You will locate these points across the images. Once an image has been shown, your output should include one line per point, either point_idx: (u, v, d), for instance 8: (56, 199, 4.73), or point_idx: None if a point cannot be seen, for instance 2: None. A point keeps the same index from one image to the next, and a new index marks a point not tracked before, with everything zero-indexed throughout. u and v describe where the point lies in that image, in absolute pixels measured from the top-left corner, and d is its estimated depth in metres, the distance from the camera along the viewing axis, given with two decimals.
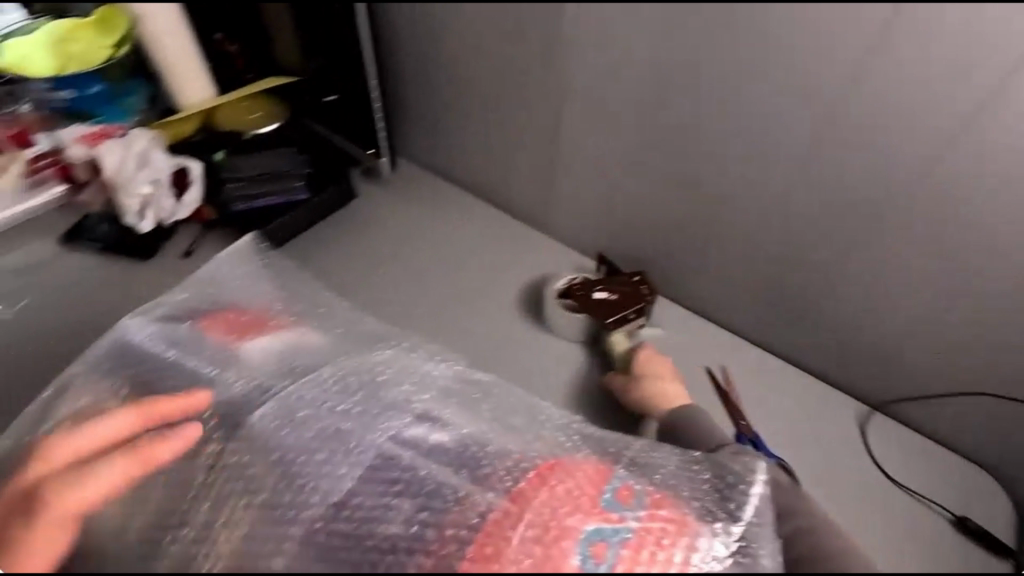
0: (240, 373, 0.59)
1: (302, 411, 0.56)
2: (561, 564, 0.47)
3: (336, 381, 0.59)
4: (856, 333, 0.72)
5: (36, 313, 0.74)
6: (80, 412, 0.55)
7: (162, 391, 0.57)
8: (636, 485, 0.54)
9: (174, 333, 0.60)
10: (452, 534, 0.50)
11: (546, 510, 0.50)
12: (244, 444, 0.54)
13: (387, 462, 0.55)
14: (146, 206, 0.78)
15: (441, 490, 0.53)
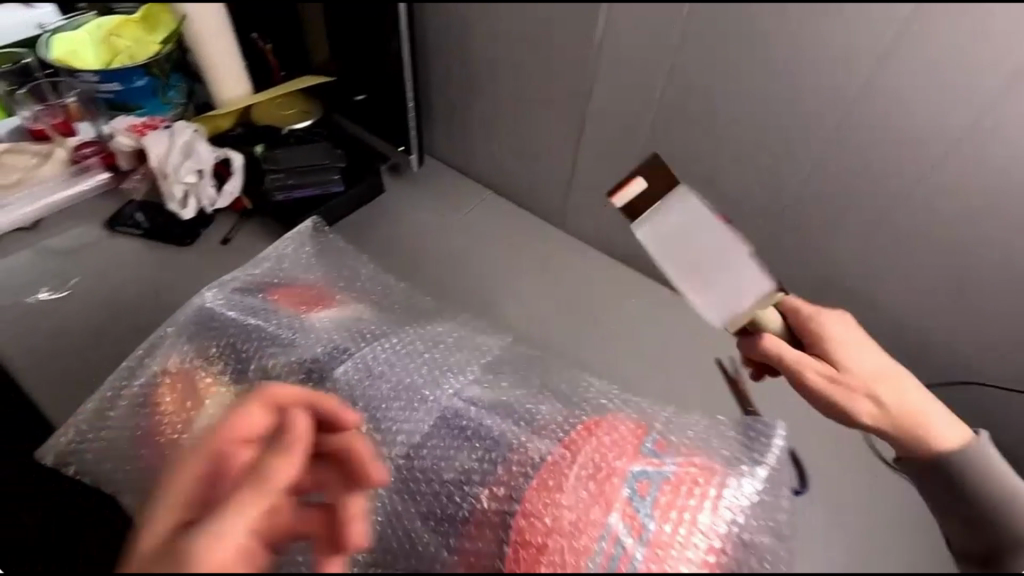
0: (314, 336, 0.61)
1: (344, 385, 0.58)
2: (613, 498, 0.47)
3: (404, 347, 0.62)
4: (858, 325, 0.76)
5: (84, 293, 0.78)
6: (173, 369, 0.59)
7: (246, 351, 0.60)
8: (672, 439, 0.52)
9: (248, 302, 0.63)
10: (518, 469, 0.52)
11: (597, 455, 0.50)
12: (331, 395, 0.57)
13: (455, 416, 0.57)
14: (190, 194, 0.83)
15: (504, 437, 0.54)
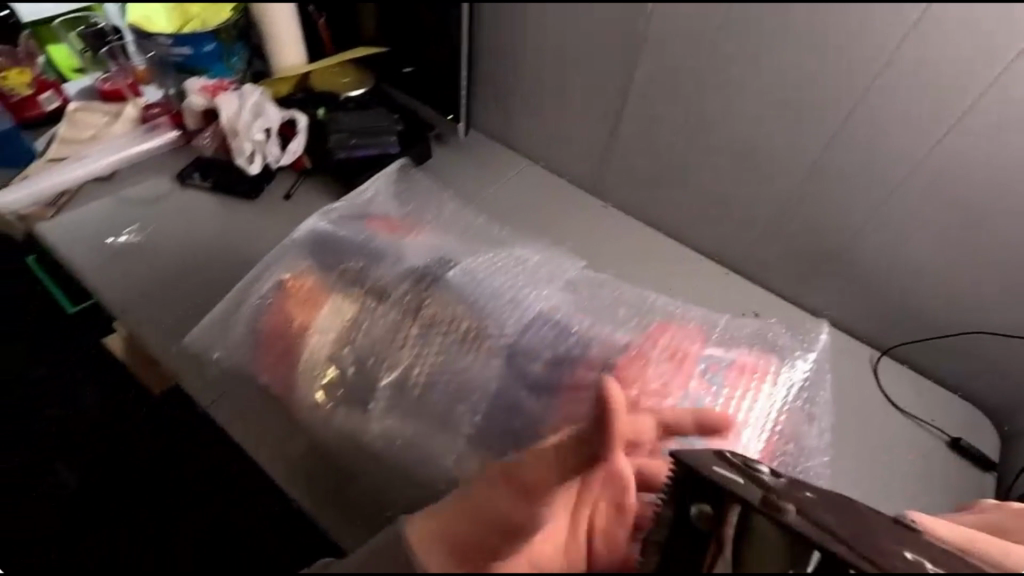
0: (411, 253, 0.70)
1: (443, 292, 0.67)
2: (687, 375, 0.65)
3: (487, 266, 0.71)
4: (874, 284, 0.81)
5: (157, 240, 0.84)
6: (294, 280, 0.68)
7: (357, 265, 0.69)
8: (718, 363, 0.68)
9: (351, 226, 0.72)
10: (600, 357, 0.66)
11: (664, 349, 0.67)
12: (440, 301, 0.66)
13: (542, 322, 0.67)
14: (256, 150, 0.90)
15: (584, 341, 0.67)
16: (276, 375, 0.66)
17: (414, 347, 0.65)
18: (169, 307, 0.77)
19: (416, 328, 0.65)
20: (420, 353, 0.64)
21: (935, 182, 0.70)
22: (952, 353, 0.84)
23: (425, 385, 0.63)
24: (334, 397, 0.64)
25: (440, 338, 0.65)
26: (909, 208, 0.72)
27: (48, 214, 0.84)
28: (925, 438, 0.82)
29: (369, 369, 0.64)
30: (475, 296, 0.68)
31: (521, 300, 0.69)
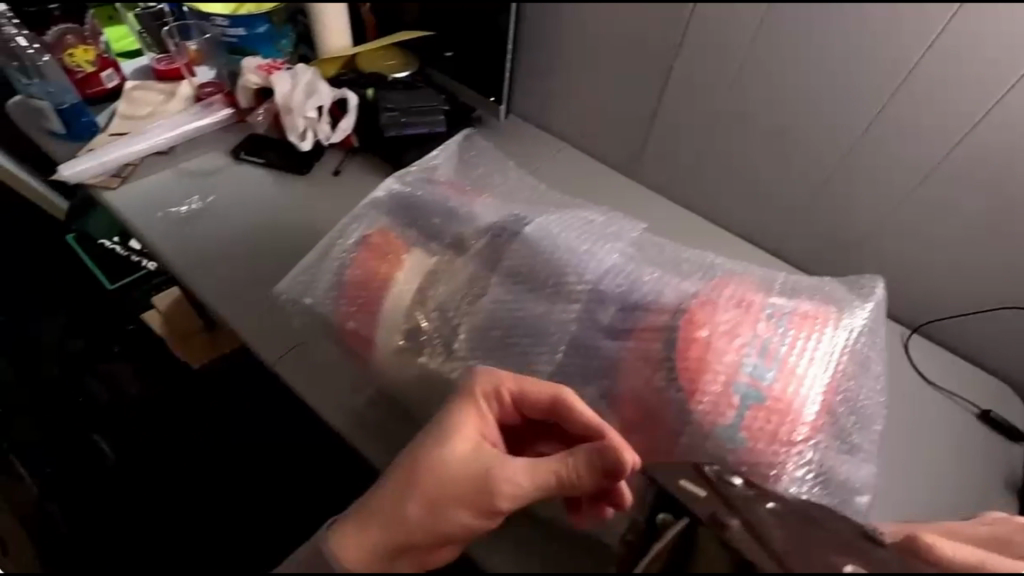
0: (483, 211, 0.55)
1: (521, 246, 0.52)
2: (792, 355, 0.45)
3: (565, 221, 0.55)
4: (916, 266, 0.81)
5: (212, 211, 0.87)
6: (358, 248, 0.53)
7: (423, 228, 0.54)
8: (793, 307, 0.49)
9: (420, 190, 0.56)
10: (663, 327, 0.47)
11: (754, 313, 0.46)
12: (521, 264, 0.51)
13: (631, 295, 0.50)
14: (308, 128, 0.93)
15: (656, 302, 0.49)
16: (354, 348, 0.55)
17: (485, 322, 0.51)
18: (222, 272, 0.80)
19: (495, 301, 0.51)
20: (497, 318, 0.50)
21: (978, 161, 0.69)
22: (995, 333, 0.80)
23: (490, 357, 0.50)
24: (405, 360, 0.53)
25: (509, 303, 0.50)
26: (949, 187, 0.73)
27: (114, 184, 0.88)
28: (954, 409, 0.77)
29: (442, 348, 0.52)
30: (552, 247, 0.52)
31: (620, 253, 0.54)
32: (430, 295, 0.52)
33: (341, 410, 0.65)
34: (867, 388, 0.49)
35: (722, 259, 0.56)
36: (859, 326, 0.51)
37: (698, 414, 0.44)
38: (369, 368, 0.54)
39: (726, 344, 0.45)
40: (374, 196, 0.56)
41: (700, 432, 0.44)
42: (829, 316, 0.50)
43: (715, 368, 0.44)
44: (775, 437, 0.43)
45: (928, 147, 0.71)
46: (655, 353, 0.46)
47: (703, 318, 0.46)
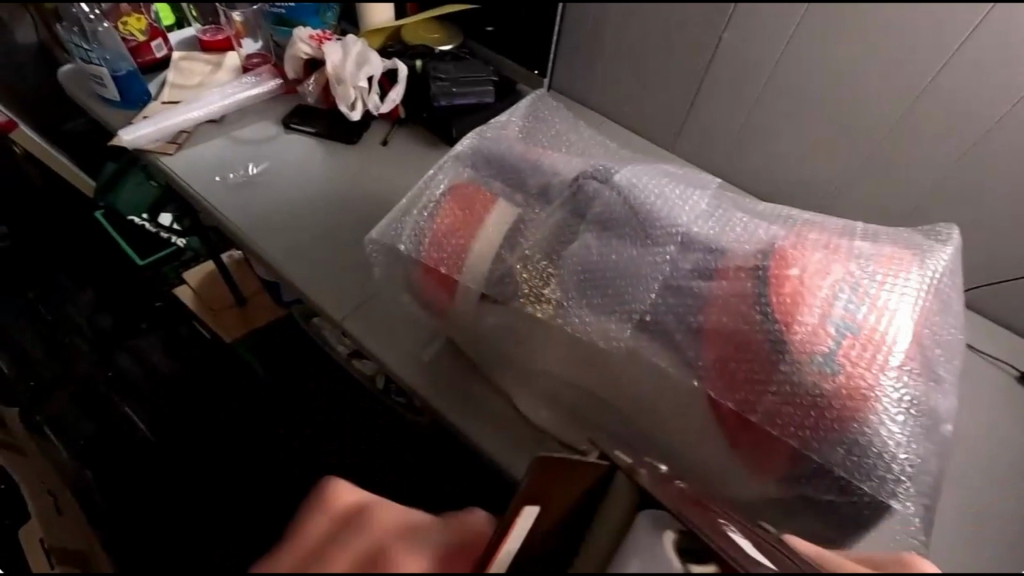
0: (563, 164, 0.54)
1: (609, 195, 0.49)
2: (886, 299, 0.42)
3: (651, 172, 0.52)
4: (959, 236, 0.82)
5: (265, 178, 0.88)
6: (439, 202, 0.54)
7: (501, 183, 0.54)
8: (883, 258, 0.45)
9: (498, 148, 0.56)
10: (744, 269, 0.44)
11: (843, 259, 0.43)
12: (604, 211, 0.49)
13: (712, 241, 0.47)
14: (359, 98, 0.94)
15: (742, 248, 0.46)
16: (432, 296, 0.56)
17: (563, 272, 0.49)
18: (276, 236, 0.81)
19: (577, 244, 0.48)
20: (581, 263, 0.48)
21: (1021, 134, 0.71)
22: None
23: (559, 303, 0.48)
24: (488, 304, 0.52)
25: (589, 247, 0.48)
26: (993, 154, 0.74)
27: (171, 150, 0.89)
28: (995, 372, 0.77)
29: (518, 297, 0.50)
30: (644, 197, 0.49)
31: (714, 203, 0.50)
32: (506, 243, 0.51)
33: (407, 362, 0.68)
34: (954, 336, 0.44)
35: (801, 212, 0.51)
36: (944, 268, 0.45)
37: (792, 350, 0.40)
38: (453, 314, 0.56)
39: (814, 282, 0.42)
40: (461, 150, 0.56)
41: (798, 373, 0.40)
42: (914, 259, 0.45)
43: (811, 301, 0.41)
44: (869, 374, 0.39)
45: (970, 121, 0.72)
46: (751, 292, 0.42)
47: (794, 258, 0.43)
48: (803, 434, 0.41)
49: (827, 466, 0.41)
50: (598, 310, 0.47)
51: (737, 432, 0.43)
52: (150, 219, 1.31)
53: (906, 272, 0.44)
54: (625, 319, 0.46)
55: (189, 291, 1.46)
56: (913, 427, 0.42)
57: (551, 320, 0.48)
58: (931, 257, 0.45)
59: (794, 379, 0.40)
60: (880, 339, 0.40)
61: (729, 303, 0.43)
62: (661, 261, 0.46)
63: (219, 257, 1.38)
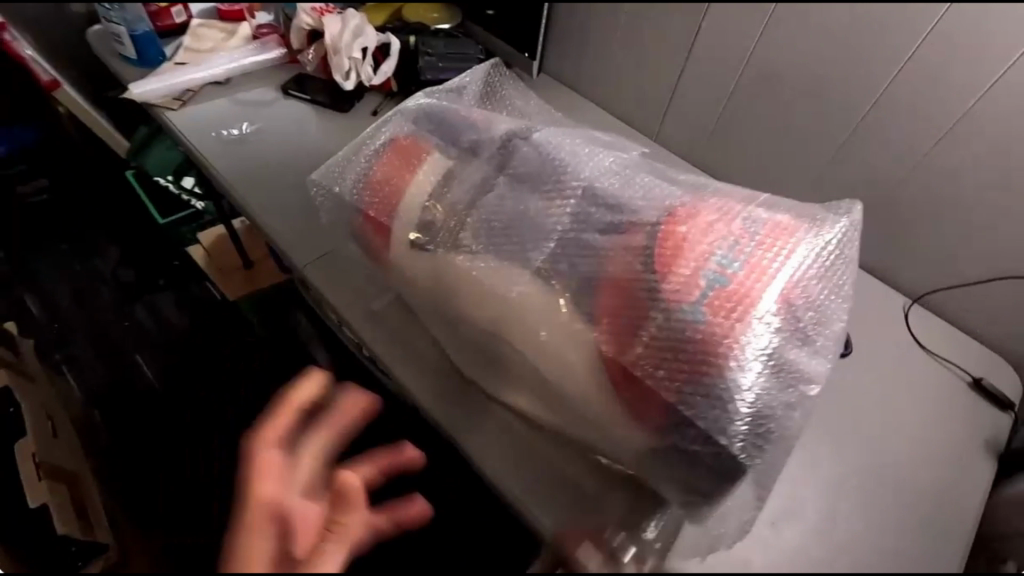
0: (492, 122, 0.57)
1: (529, 153, 0.52)
2: (763, 264, 0.43)
3: (574, 135, 0.55)
4: (927, 247, 0.79)
5: (255, 136, 0.94)
6: (378, 153, 0.58)
7: (434, 139, 0.57)
8: (766, 221, 0.46)
9: (438, 107, 0.59)
10: (636, 228, 0.46)
11: (725, 224, 0.45)
12: (521, 168, 0.52)
13: (615, 200, 0.49)
14: (353, 69, 0.99)
15: (642, 206, 0.48)
16: (371, 243, 0.60)
17: (477, 225, 0.52)
18: (252, 190, 0.85)
19: (495, 200, 0.52)
20: (493, 213, 0.51)
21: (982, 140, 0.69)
22: (1006, 317, 0.78)
23: (471, 252, 0.52)
24: (420, 246, 0.55)
25: (502, 198, 0.51)
26: (954, 162, 0.72)
27: (174, 106, 0.96)
28: (948, 375, 0.75)
29: (440, 248, 0.54)
30: (561, 154, 0.52)
31: (626, 162, 0.53)
32: (435, 195, 0.54)
33: (359, 312, 0.72)
34: (839, 306, 0.46)
35: (712, 182, 0.53)
36: (831, 242, 0.46)
37: (666, 301, 0.42)
38: (387, 261, 0.60)
39: (697, 240, 0.43)
40: (406, 106, 0.60)
41: (670, 321, 0.42)
42: (804, 231, 0.46)
43: (688, 256, 0.43)
44: (741, 328, 0.40)
45: (926, 130, 0.71)
46: (639, 246, 0.45)
47: (684, 218, 0.45)
48: (679, 387, 0.42)
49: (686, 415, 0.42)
50: (509, 260, 0.50)
51: (622, 378, 0.45)
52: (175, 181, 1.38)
53: (795, 240, 0.45)
54: (525, 265, 0.49)
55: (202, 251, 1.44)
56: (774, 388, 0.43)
57: (465, 266, 0.52)
58: (822, 228, 0.47)
59: (669, 331, 0.42)
60: (755, 299, 0.41)
61: (618, 256, 0.46)
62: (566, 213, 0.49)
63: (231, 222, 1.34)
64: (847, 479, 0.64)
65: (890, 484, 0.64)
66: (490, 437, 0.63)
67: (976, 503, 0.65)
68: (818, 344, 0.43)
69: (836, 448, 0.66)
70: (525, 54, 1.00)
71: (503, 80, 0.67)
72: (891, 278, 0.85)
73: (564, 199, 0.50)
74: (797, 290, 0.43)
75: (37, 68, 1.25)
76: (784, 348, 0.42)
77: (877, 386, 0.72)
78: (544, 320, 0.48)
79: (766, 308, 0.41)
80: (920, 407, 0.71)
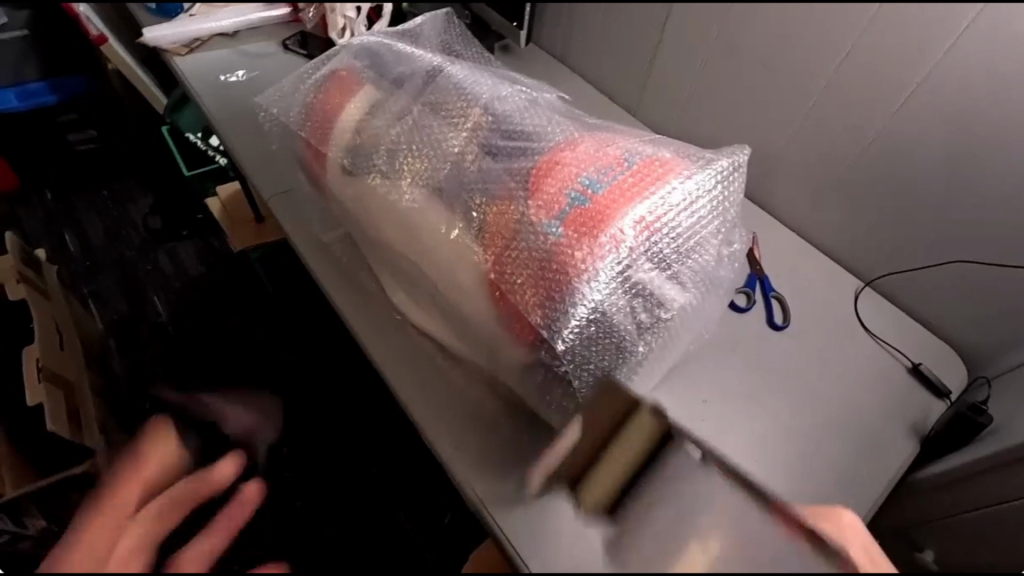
0: (422, 58, 0.62)
1: (445, 86, 0.59)
2: (627, 188, 0.45)
3: (493, 76, 0.61)
4: (881, 228, 0.78)
5: (249, 82, 1.00)
6: (320, 82, 0.64)
7: (368, 71, 0.62)
8: (643, 156, 0.48)
9: (378, 43, 0.65)
10: (523, 156, 0.51)
11: (599, 154, 0.48)
12: (436, 99, 0.58)
13: (512, 131, 0.54)
14: (347, 27, 1.04)
15: (534, 137, 0.52)
16: (310, 166, 0.64)
17: (390, 147, 0.57)
18: (234, 124, 0.90)
19: (413, 126, 0.57)
20: (405, 136, 0.57)
21: (936, 118, 0.67)
22: (950, 304, 0.77)
23: (382, 172, 0.56)
24: (345, 165, 0.58)
25: (416, 123, 0.57)
26: (907, 144, 0.70)
27: (182, 52, 1.04)
28: (889, 360, 0.73)
29: (359, 166, 0.58)
30: (474, 89, 0.58)
31: (533, 98, 0.58)
32: (364, 118, 0.59)
33: (310, 238, 0.75)
34: (710, 239, 0.49)
35: (617, 126, 0.56)
36: (704, 181, 0.48)
37: (532, 216, 0.46)
38: (325, 188, 0.63)
39: (572, 163, 0.47)
40: (352, 42, 0.65)
41: (531, 235, 0.45)
42: (678, 168, 0.48)
43: (556, 180, 0.46)
44: (589, 242, 0.43)
45: (878, 110, 0.70)
46: (521, 169, 0.50)
47: (566, 149, 0.49)
48: (531, 294, 0.45)
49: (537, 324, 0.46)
50: (415, 180, 0.55)
51: (495, 293, 0.48)
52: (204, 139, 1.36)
53: (672, 170, 0.47)
54: (423, 183, 0.54)
55: (218, 205, 1.38)
56: (625, 305, 0.45)
57: (375, 184, 0.56)
58: (701, 163, 0.50)
59: (531, 243, 0.45)
60: (611, 217, 0.44)
61: (503, 179, 0.50)
62: (466, 140, 0.55)
63: (250, 184, 1.29)
64: (754, 439, 0.64)
65: (794, 454, 0.63)
66: (406, 363, 0.65)
67: (883, 486, 0.62)
68: (675, 268, 0.47)
69: (746, 412, 0.66)
70: (513, 24, 0.97)
71: (451, 27, 0.72)
72: (845, 261, 0.84)
73: (471, 128, 0.55)
74: (663, 215, 0.45)
75: (88, 23, 1.29)
76: (638, 266, 0.45)
77: (808, 358, 0.71)
78: (434, 233, 0.52)
79: (622, 226, 0.44)
80: (850, 385, 0.70)
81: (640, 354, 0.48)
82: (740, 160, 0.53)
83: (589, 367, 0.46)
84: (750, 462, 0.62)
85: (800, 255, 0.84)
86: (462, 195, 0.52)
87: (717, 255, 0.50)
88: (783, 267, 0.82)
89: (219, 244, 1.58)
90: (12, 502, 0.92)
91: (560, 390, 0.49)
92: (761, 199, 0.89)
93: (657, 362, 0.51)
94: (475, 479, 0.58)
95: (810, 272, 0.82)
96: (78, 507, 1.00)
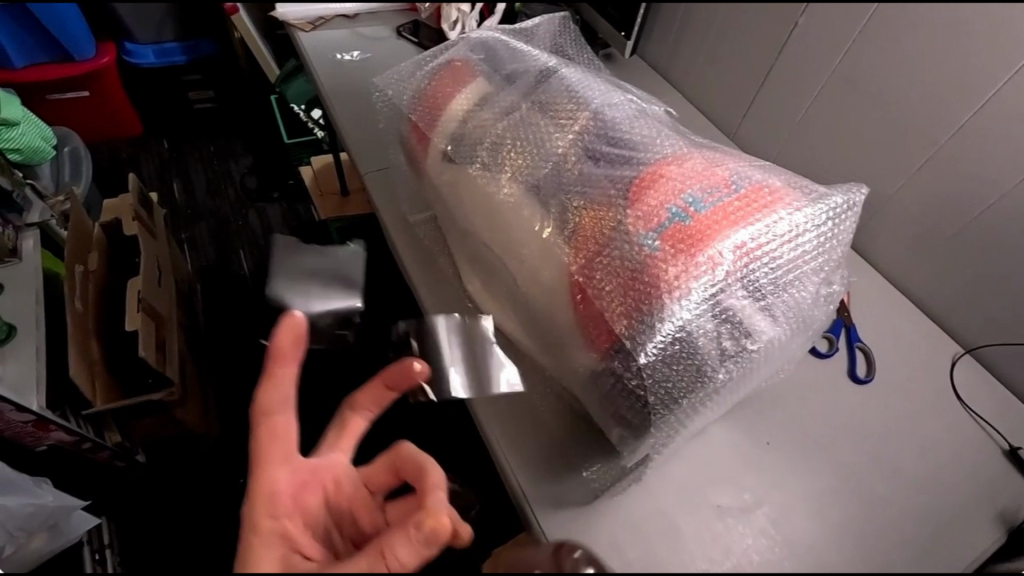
0: (533, 56, 0.63)
1: (557, 87, 0.60)
2: (729, 211, 0.44)
3: (603, 81, 0.61)
4: (994, 294, 0.71)
5: (361, 63, 1.05)
6: (436, 70, 0.66)
7: (482, 64, 0.64)
8: (750, 182, 0.47)
9: (494, 38, 0.67)
10: (625, 165, 0.51)
11: (705, 174, 0.47)
12: (546, 98, 0.59)
13: (617, 139, 0.54)
14: (460, 20, 1.08)
15: (641, 147, 0.52)
16: (412, 148, 0.66)
17: (495, 140, 0.58)
18: (343, 99, 0.95)
19: (521, 122, 0.58)
20: (512, 132, 0.58)
21: None
22: None
23: (485, 164, 0.57)
24: (447, 152, 0.60)
25: (523, 120, 0.58)
26: None
27: (306, 28, 1.11)
28: (982, 436, 0.67)
29: (462, 154, 0.59)
30: (584, 92, 0.59)
31: (642, 108, 0.58)
32: (475, 109, 0.61)
33: (397, 216, 0.78)
34: (810, 275, 0.47)
35: (721, 148, 0.56)
36: (810, 216, 0.47)
37: (629, 225, 0.46)
38: (422, 171, 0.65)
39: (677, 178, 0.47)
40: (470, 37, 0.68)
41: (628, 245, 0.46)
42: (784, 199, 0.47)
43: (658, 195, 0.46)
44: (683, 259, 0.43)
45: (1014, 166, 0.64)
46: (622, 177, 0.50)
47: (671, 164, 0.49)
48: (618, 302, 0.45)
49: (617, 333, 0.45)
50: (514, 176, 0.56)
51: (577, 295, 0.48)
52: (306, 111, 1.44)
53: (781, 200, 0.46)
54: (522, 180, 0.56)
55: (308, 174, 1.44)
56: (711, 330, 0.44)
57: (475, 175, 0.58)
58: (813, 197, 0.48)
59: (624, 252, 0.46)
60: (710, 238, 0.43)
61: (602, 184, 0.51)
62: (571, 142, 0.55)
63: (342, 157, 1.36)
64: (811, 489, 0.60)
65: (859, 516, 0.59)
66: None
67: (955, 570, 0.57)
68: (769, 300, 0.46)
69: (808, 460, 0.62)
70: (622, 33, 0.95)
71: (564, 30, 0.73)
72: (943, 321, 0.77)
73: (576, 131, 0.56)
74: (764, 243, 0.44)
75: None
76: (732, 292, 0.44)
77: (888, 417, 0.67)
78: (526, 229, 0.53)
79: (721, 248, 0.43)
80: (933, 453, 0.64)
81: (721, 381, 0.46)
82: (856, 199, 0.51)
83: (666, 383, 0.46)
84: (808, 511, 0.58)
85: (893, 309, 0.78)
86: (559, 197, 0.53)
87: (815, 293, 0.48)
88: (874, 317, 0.77)
89: (305, 211, 1.68)
90: (99, 412, 0.99)
91: (626, 405, 0.48)
92: (857, 241, 0.84)
93: (731, 392, 0.49)
94: (521, 471, 0.58)
95: (905, 329, 0.76)
96: (152, 428, 1.08)
